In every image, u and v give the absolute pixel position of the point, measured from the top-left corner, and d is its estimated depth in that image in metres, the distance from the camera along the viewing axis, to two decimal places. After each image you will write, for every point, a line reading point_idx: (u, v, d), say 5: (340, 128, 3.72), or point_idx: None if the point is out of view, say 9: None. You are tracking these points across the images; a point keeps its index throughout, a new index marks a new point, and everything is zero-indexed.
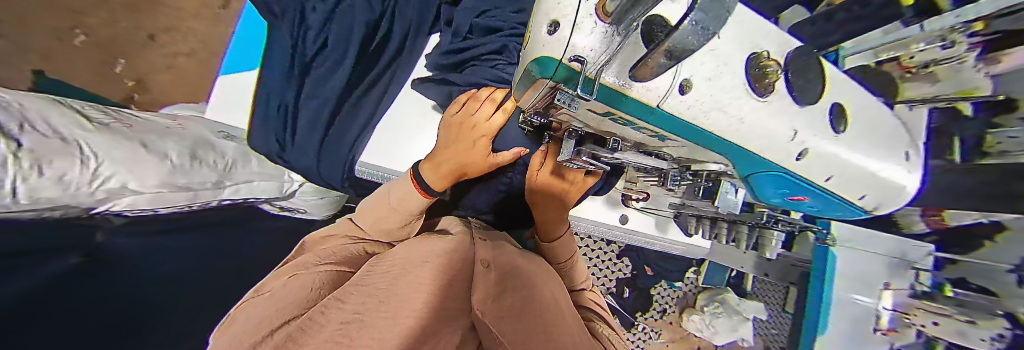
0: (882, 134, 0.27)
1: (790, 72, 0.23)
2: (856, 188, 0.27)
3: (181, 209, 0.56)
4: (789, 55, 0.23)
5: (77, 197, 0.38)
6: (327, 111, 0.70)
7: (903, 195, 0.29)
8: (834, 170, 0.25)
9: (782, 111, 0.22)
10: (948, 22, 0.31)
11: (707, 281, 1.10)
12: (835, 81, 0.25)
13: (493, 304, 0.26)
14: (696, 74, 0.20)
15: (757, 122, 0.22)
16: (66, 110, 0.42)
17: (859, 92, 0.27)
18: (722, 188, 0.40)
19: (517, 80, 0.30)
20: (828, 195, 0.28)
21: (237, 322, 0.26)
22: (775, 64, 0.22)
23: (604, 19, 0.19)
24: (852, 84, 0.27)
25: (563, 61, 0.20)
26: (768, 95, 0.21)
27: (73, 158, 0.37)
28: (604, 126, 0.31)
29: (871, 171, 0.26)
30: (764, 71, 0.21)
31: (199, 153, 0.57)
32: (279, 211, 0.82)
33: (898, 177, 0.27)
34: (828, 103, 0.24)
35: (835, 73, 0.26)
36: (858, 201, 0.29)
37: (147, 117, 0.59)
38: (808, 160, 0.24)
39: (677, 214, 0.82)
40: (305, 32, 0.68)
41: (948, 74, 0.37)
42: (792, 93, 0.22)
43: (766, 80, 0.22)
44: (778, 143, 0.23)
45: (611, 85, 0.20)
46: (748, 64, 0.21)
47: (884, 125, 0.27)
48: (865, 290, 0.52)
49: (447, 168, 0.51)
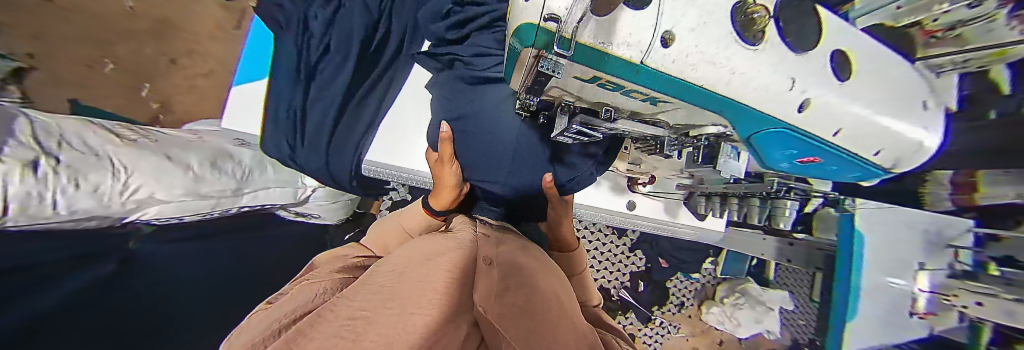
0: (893, 81, 0.27)
1: (781, 20, 0.23)
2: (871, 144, 0.27)
3: (203, 217, 0.59)
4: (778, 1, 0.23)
5: (109, 207, 0.40)
6: (331, 113, 0.73)
7: (925, 150, 0.28)
8: (841, 123, 0.25)
9: (777, 59, 0.22)
10: None
11: (725, 272, 1.07)
12: (831, 26, 0.25)
13: (496, 301, 0.26)
14: (678, 26, 0.20)
15: (751, 71, 0.21)
16: (97, 128, 0.45)
17: (862, 39, 0.27)
18: (723, 151, 0.40)
19: (508, 60, 0.33)
20: (840, 151, 0.27)
21: (273, 307, 0.28)
22: (764, 10, 0.22)
23: None
24: (855, 34, 0.27)
25: (540, 23, 0.22)
26: (759, 43, 0.22)
27: (105, 170, 0.40)
28: (596, 95, 0.31)
29: (881, 122, 0.25)
30: (752, 17, 0.22)
31: (219, 162, 0.60)
32: (295, 217, 0.85)
33: (914, 130, 0.26)
34: (829, 49, 0.24)
35: (833, 21, 0.26)
36: (874, 158, 0.28)
37: (169, 132, 0.62)
38: (810, 113, 0.24)
39: (688, 195, 0.82)
40: (309, 40, 0.70)
41: (979, 33, 0.32)
42: (785, 39, 0.23)
43: (755, 27, 0.22)
44: (777, 93, 0.23)
45: (589, 44, 0.21)
46: (734, 11, 0.21)
47: (892, 75, 0.27)
48: (900, 272, 0.51)
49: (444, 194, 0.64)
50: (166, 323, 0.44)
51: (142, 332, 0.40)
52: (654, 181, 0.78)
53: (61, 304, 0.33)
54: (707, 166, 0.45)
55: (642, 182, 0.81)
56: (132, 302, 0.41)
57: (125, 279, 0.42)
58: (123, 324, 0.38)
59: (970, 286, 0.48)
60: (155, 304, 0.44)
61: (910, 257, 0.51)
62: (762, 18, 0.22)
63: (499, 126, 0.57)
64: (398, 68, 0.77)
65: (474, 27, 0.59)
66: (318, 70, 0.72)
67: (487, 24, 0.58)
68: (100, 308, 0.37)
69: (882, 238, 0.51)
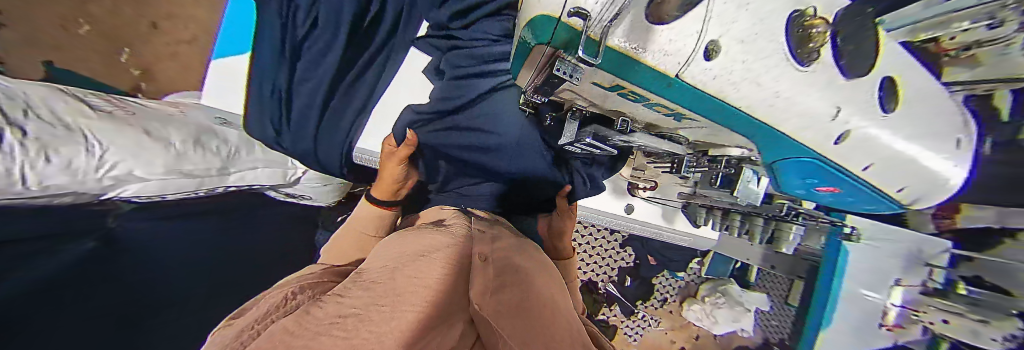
0: (936, 119, 0.27)
1: (838, 35, 0.22)
2: (897, 179, 0.28)
3: (188, 195, 0.57)
4: (835, 14, 0.22)
5: (85, 183, 0.38)
6: (319, 96, 0.70)
7: (948, 185, 0.29)
8: (874, 158, 0.26)
9: (823, 84, 0.21)
10: None
11: (710, 272, 1.08)
12: (888, 52, 0.25)
13: (489, 300, 0.26)
14: (726, 35, 0.18)
15: (796, 96, 0.21)
16: (66, 97, 0.42)
17: (919, 72, 0.26)
18: (745, 175, 0.39)
19: (514, 51, 0.31)
20: (865, 185, 0.29)
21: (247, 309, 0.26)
22: (822, 22, 0.21)
23: None
24: (906, 62, 0.26)
25: (562, 19, 0.20)
26: (810, 64, 0.21)
27: (77, 144, 0.37)
28: (615, 103, 0.31)
29: (913, 158, 0.27)
30: (810, 31, 0.21)
31: (202, 139, 0.58)
32: (286, 198, 0.82)
33: (942, 166, 0.28)
34: (879, 76, 0.24)
35: (889, 44, 0.25)
36: (897, 193, 0.30)
37: (148, 104, 0.59)
38: (847, 144, 0.25)
39: (686, 204, 0.82)
40: (295, 13, 0.66)
41: (995, 55, 0.34)
42: (838, 61, 0.22)
43: (808, 45, 0.21)
44: (818, 122, 0.23)
45: (619, 48, 0.19)
46: (792, 20, 0.20)
47: (934, 112, 0.27)
48: (876, 286, 0.52)
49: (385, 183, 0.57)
50: (149, 305, 0.44)
51: (127, 315, 0.39)
52: (655, 187, 0.77)
53: (41, 285, 0.32)
54: (725, 190, 0.45)
55: (642, 187, 0.80)
56: (113, 286, 0.40)
57: (103, 260, 0.41)
58: (104, 307, 0.37)
59: (936, 302, 0.52)
60: (147, 285, 0.44)
61: (889, 271, 0.52)
62: (819, 33, 0.21)
63: (515, 127, 0.61)
64: (391, 52, 0.73)
65: (478, 14, 0.56)
66: (304, 48, 0.68)
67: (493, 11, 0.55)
68: (77, 291, 0.36)
69: (870, 256, 0.52)
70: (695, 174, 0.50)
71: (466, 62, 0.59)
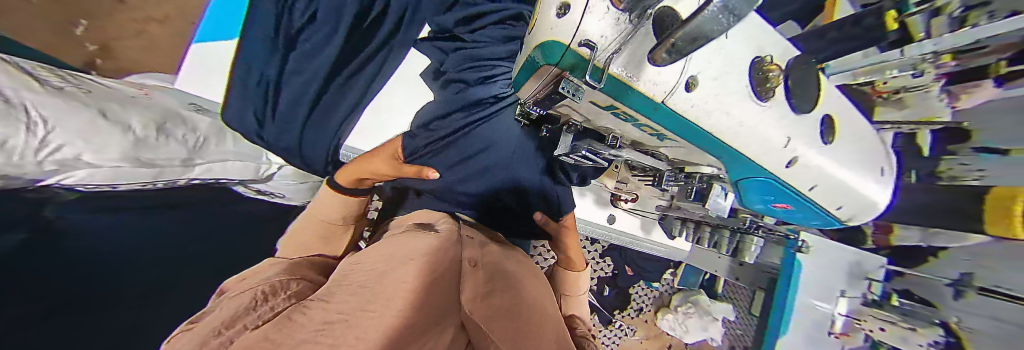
0: (863, 151, 0.31)
1: (789, 79, 0.26)
2: (836, 200, 0.32)
3: (140, 187, 0.51)
4: (789, 61, 0.26)
5: (22, 167, 0.33)
6: (311, 90, 0.66)
7: (875, 207, 0.34)
8: (816, 180, 0.30)
9: (779, 118, 0.25)
10: (925, 50, 0.33)
11: (681, 283, 1.15)
12: (826, 95, 0.29)
13: (482, 304, 0.28)
14: (704, 72, 0.22)
15: (755, 125, 0.25)
16: (10, 69, 0.37)
17: (852, 114, 0.31)
18: (713, 191, 0.42)
19: (518, 68, 0.32)
20: (810, 203, 0.32)
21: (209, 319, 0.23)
22: (775, 69, 0.25)
23: (617, 5, 0.19)
24: (841, 103, 0.31)
25: (572, 47, 0.21)
26: (768, 100, 0.24)
27: (17, 122, 0.32)
28: (606, 120, 0.33)
29: (846, 183, 0.31)
30: (767, 75, 0.24)
31: (168, 126, 0.53)
32: (256, 195, 0.78)
33: (869, 190, 0.32)
34: (820, 114, 0.28)
35: (827, 89, 0.29)
36: (836, 211, 0.34)
37: (107, 83, 0.54)
38: (795, 168, 0.28)
39: (662, 216, 0.86)
40: (292, 4, 0.63)
41: (917, 99, 0.46)
42: (789, 100, 0.26)
43: (766, 85, 0.24)
44: (773, 148, 0.26)
45: (618, 76, 0.21)
46: (753, 67, 0.24)
47: (863, 147, 0.31)
48: (825, 296, 0.58)
49: (360, 172, 0.54)
50: (84, 312, 0.37)
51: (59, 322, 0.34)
52: (636, 199, 0.79)
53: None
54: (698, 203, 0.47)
55: (624, 199, 0.82)
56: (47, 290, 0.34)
57: (38, 255, 0.35)
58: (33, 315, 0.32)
59: (878, 313, 0.57)
60: (86, 281, 0.39)
61: (836, 285, 0.59)
62: (774, 77, 0.25)
63: (507, 135, 0.60)
64: (391, 51, 0.72)
65: (487, 22, 0.59)
66: (301, 39, 0.66)
67: (497, 21, 0.59)
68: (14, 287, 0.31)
69: (822, 269, 0.58)
70: (673, 188, 0.53)
71: (471, 58, 0.59)
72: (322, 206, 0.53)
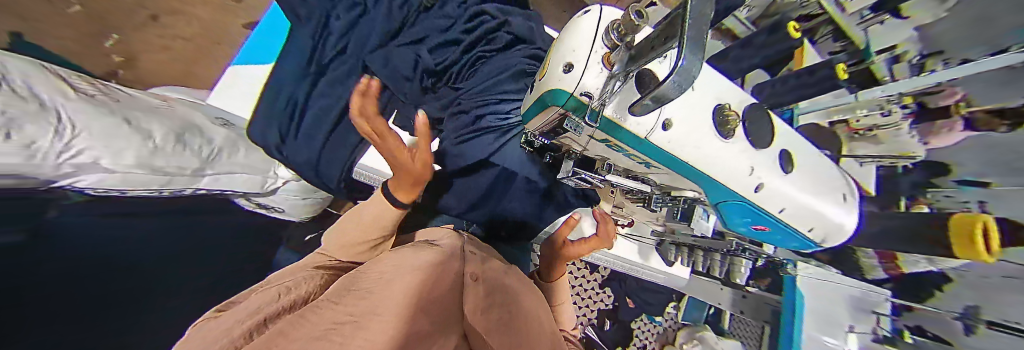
0: (825, 182, 0.34)
1: (747, 121, 0.30)
2: (804, 222, 0.34)
3: (149, 193, 0.52)
4: (745, 109, 0.31)
5: (41, 167, 0.34)
6: (334, 113, 0.71)
7: (844, 229, 0.35)
8: (783, 204, 0.32)
9: (742, 151, 0.29)
10: (878, 94, 0.44)
11: (686, 318, 1.08)
12: (781, 133, 0.33)
13: (483, 317, 0.29)
14: (675, 115, 0.26)
15: (724, 156, 0.28)
16: (49, 77, 0.41)
17: (806, 147, 0.35)
18: (695, 213, 0.48)
19: (528, 107, 0.35)
20: (782, 224, 0.34)
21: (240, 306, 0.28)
22: (735, 114, 0.29)
23: (609, 67, 0.25)
24: (799, 139, 0.34)
25: (574, 95, 0.25)
26: (731, 137, 0.28)
27: (48, 125, 0.34)
28: (601, 150, 0.36)
29: (812, 207, 0.33)
30: (726, 118, 0.28)
31: (185, 136, 0.55)
32: (254, 208, 0.78)
33: (836, 214, 0.34)
34: (777, 149, 0.32)
35: (783, 128, 0.34)
36: (808, 233, 0.35)
37: (136, 95, 0.57)
38: (765, 192, 0.31)
39: (659, 242, 0.86)
40: (327, 37, 0.68)
41: (892, 136, 0.52)
42: (748, 137, 0.29)
43: (728, 126, 0.28)
44: (740, 176, 0.29)
45: (611, 117, 0.26)
46: (715, 112, 0.28)
47: (823, 176, 0.34)
48: (832, 331, 0.56)
49: (405, 181, 0.44)
50: (67, 314, 0.36)
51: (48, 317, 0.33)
52: (632, 224, 0.82)
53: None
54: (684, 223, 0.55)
55: (621, 223, 0.84)
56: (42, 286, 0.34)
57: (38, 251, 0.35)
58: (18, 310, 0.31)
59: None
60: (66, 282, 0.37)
61: (841, 319, 0.57)
62: (734, 120, 0.29)
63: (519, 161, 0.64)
64: None
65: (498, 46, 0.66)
66: (330, 69, 0.70)
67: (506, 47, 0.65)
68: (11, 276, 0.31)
69: (819, 297, 0.57)
70: (661, 208, 0.55)
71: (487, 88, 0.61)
72: (365, 205, 0.47)
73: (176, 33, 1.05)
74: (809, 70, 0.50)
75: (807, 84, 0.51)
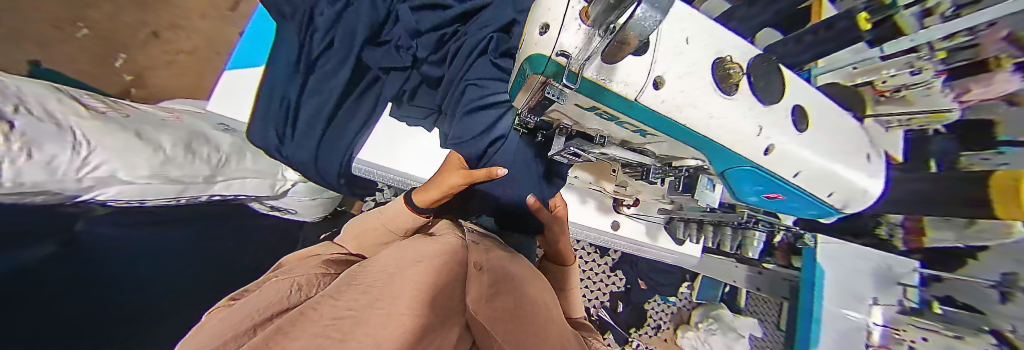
0: (845, 141, 0.32)
1: (753, 76, 0.28)
2: (822, 186, 0.32)
3: (164, 203, 0.55)
4: (751, 61, 0.29)
5: (63, 182, 0.36)
6: (327, 109, 0.71)
7: (866, 194, 0.33)
8: (799, 167, 0.30)
9: (748, 109, 0.27)
10: (903, 46, 0.40)
11: (700, 297, 1.08)
12: (796, 89, 0.30)
13: (487, 305, 0.27)
14: (667, 73, 0.24)
15: (728, 115, 0.26)
16: (62, 97, 0.43)
17: (820, 102, 0.32)
18: (700, 183, 0.45)
19: (515, 82, 0.34)
20: (798, 191, 0.32)
21: (235, 308, 0.28)
22: (738, 66, 0.27)
23: (587, 22, 0.23)
24: (815, 95, 0.32)
25: (552, 56, 0.24)
26: (733, 93, 0.27)
27: (64, 142, 0.36)
28: (592, 122, 0.35)
29: (831, 169, 0.31)
30: (729, 72, 0.27)
31: (193, 146, 0.57)
32: (268, 210, 0.83)
33: (857, 175, 0.32)
34: (790, 104, 0.30)
35: (800, 83, 0.31)
36: (828, 198, 0.33)
37: (146, 108, 0.60)
38: (775, 156, 0.29)
39: (667, 220, 0.85)
40: (312, 35, 0.66)
41: (920, 97, 0.45)
42: (754, 93, 0.28)
43: (730, 80, 0.27)
44: (748, 138, 0.27)
45: (592, 79, 0.23)
46: (715, 66, 0.27)
47: (842, 135, 0.32)
48: (855, 304, 0.53)
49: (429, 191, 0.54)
50: (73, 324, 0.40)
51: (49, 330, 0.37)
52: (637, 203, 0.80)
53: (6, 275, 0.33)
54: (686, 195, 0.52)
55: (627, 204, 0.83)
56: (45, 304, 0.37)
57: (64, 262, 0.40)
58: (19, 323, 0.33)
59: (915, 320, 0.54)
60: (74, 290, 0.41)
61: (864, 291, 0.54)
62: (738, 73, 0.27)
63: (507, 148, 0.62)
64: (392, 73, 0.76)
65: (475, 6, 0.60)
66: (319, 63, 0.69)
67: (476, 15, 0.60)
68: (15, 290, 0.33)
69: (840, 268, 0.54)
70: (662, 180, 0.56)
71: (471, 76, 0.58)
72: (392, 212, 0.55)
73: (179, 47, 1.11)
74: (827, 23, 0.44)
75: (822, 41, 0.44)
